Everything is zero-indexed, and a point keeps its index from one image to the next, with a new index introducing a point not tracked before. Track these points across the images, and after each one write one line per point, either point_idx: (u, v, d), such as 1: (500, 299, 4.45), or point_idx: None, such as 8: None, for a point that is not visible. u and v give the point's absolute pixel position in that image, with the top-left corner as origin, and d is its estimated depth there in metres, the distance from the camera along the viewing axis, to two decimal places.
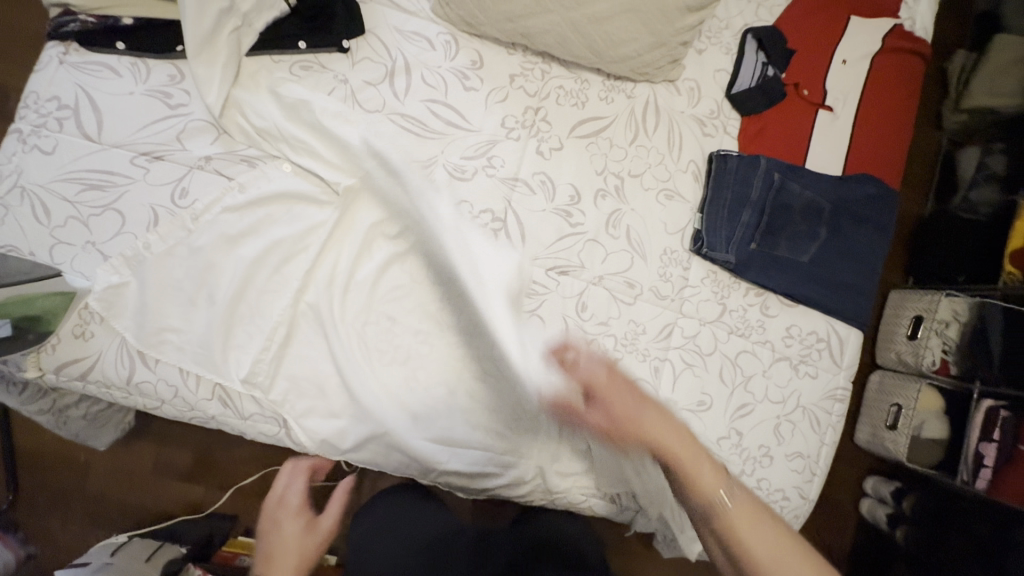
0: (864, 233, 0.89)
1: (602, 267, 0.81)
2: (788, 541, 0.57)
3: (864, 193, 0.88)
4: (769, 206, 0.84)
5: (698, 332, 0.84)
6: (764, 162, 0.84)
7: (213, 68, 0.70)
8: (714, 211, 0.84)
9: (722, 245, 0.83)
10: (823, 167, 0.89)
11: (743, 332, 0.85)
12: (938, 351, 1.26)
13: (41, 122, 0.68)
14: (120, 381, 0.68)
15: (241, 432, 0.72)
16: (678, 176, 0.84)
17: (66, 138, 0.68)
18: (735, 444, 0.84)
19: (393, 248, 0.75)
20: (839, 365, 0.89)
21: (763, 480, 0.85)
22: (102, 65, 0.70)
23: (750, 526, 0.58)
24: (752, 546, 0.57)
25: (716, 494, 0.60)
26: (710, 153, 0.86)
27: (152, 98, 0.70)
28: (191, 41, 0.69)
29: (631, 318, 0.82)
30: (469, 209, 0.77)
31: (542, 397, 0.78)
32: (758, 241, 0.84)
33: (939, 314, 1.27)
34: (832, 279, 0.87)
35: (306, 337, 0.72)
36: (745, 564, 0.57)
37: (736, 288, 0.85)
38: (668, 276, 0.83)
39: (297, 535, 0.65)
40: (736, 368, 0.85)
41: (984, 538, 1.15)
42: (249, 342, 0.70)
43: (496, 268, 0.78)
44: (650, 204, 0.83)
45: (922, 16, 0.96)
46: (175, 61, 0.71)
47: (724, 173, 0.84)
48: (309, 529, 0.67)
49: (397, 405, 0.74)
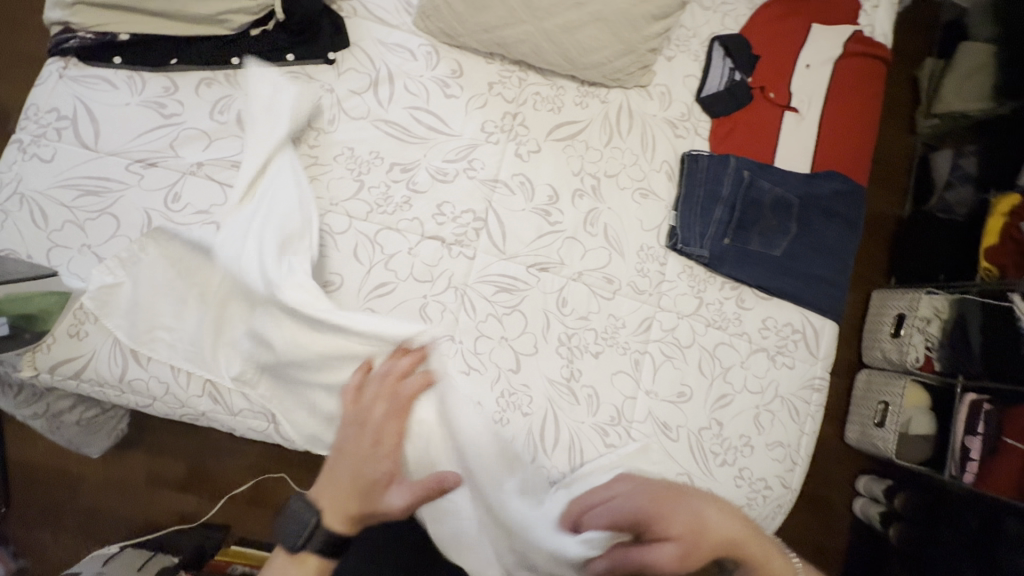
0: (834, 227, 0.92)
1: (581, 263, 0.84)
2: None
3: (832, 189, 0.92)
4: (739, 202, 0.87)
5: (676, 325, 0.87)
6: (733, 161, 0.88)
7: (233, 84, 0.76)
8: (687, 208, 0.87)
9: (696, 241, 0.86)
10: (791, 165, 0.92)
11: (720, 324, 0.88)
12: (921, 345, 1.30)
13: (40, 132, 0.71)
14: (112, 379, 0.70)
15: (231, 428, 0.74)
16: (652, 176, 0.88)
17: (65, 147, 0.71)
18: (716, 435, 0.86)
19: (378, 248, 0.78)
20: (816, 356, 0.91)
21: (745, 469, 0.86)
22: (100, 78, 0.74)
23: None
24: None
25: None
26: (682, 153, 0.89)
27: (147, 108, 0.74)
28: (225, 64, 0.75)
29: (611, 313, 0.85)
30: (451, 210, 0.81)
31: (524, 389, 0.80)
32: (730, 236, 0.87)
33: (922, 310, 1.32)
34: (805, 272, 0.90)
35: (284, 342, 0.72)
36: None
37: (712, 282, 0.88)
38: (645, 271, 0.86)
39: (377, 477, 0.65)
40: (714, 360, 0.87)
41: (974, 531, 1.16)
42: (232, 340, 0.72)
43: (478, 265, 0.81)
44: (626, 203, 0.87)
45: (881, 23, 1.01)
46: (170, 74, 0.75)
47: (695, 172, 0.88)
48: (390, 490, 0.66)
49: None
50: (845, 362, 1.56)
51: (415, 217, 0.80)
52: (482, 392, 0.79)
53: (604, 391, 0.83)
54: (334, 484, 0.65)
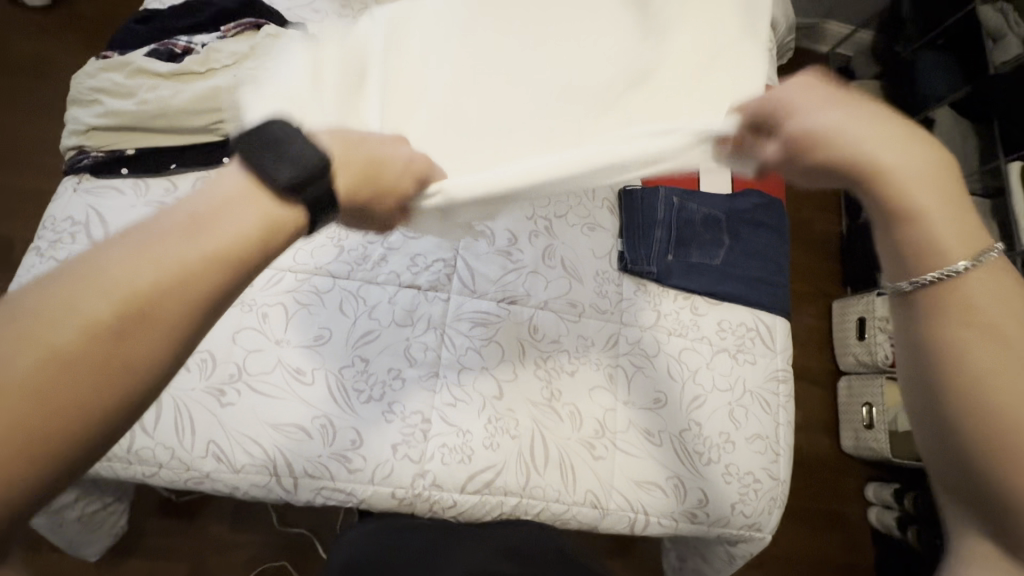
0: (762, 235, 1.06)
1: (546, 293, 0.93)
2: (907, 134, 0.46)
3: (752, 204, 1.06)
4: (675, 223, 1.01)
5: (641, 337, 0.94)
6: (662, 191, 1.02)
7: None
8: (631, 233, 1.00)
9: (644, 259, 0.98)
10: (713, 188, 1.07)
11: (680, 332, 0.96)
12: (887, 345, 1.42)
13: (57, 238, 0.82)
14: (121, 452, 0.74)
15: (235, 486, 0.77)
16: (596, 211, 1.01)
17: (78, 248, 0.81)
18: (698, 435, 0.90)
19: (362, 300, 0.87)
20: (773, 349, 0.99)
21: (731, 465, 0.90)
22: (109, 188, 0.86)
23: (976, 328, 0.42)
24: (843, 116, 0.47)
25: (884, 151, 0.45)
26: (619, 189, 1.03)
27: (152, 208, 0.86)
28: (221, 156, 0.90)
29: (579, 333, 0.92)
30: (423, 260, 0.91)
31: (511, 410, 0.85)
32: (673, 252, 1.00)
33: (877, 310, 1.45)
34: (745, 276, 1.02)
35: (250, 432, 0.78)
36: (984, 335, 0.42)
37: (666, 295, 0.98)
38: (604, 293, 0.96)
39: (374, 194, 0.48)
40: (681, 364, 0.94)
41: None
42: (217, 395, 0.78)
43: (453, 304, 0.89)
44: (578, 235, 0.98)
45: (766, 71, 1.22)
46: (169, 177, 0.89)
47: (632, 204, 1.02)
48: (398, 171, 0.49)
49: (380, 435, 0.81)
50: (825, 372, 1.61)
51: (389, 272, 0.89)
52: (471, 421, 0.84)
53: (584, 405, 0.88)
54: (355, 157, 0.47)
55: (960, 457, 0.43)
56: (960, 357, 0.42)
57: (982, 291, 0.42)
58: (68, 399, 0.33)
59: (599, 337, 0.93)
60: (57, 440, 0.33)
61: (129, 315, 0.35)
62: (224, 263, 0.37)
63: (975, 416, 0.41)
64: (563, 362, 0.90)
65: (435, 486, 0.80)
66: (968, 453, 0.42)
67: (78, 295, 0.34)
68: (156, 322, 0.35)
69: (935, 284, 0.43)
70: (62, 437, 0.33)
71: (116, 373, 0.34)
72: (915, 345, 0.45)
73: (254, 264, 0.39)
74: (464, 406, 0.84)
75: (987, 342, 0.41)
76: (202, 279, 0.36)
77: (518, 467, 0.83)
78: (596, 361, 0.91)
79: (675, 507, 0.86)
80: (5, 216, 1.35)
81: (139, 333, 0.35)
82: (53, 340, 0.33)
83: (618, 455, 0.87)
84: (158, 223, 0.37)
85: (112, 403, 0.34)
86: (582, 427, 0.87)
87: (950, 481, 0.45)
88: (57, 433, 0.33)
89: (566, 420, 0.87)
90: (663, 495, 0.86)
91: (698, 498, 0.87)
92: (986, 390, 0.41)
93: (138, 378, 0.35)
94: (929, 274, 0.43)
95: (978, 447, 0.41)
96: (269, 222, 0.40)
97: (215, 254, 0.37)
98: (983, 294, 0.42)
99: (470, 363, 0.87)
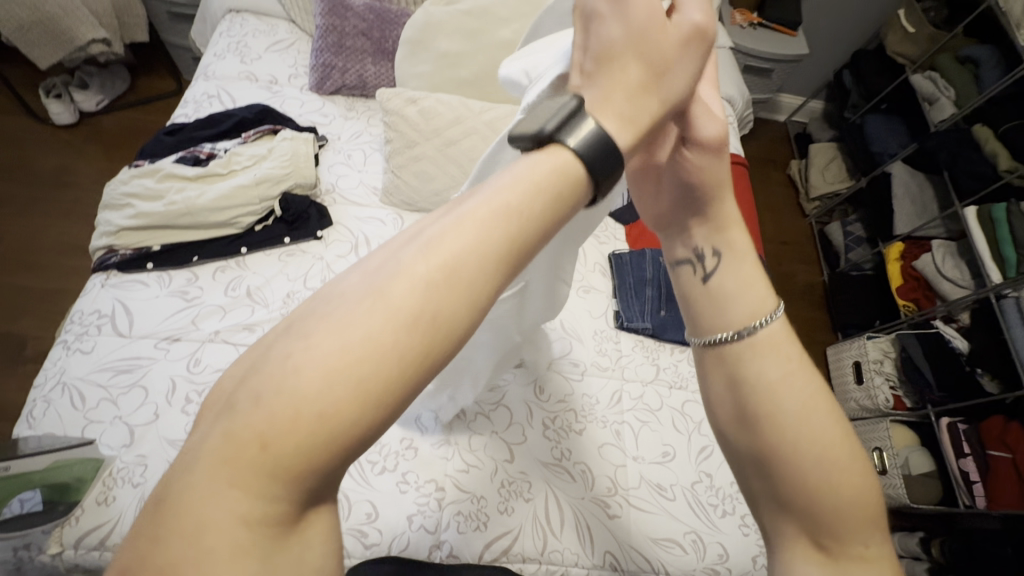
0: None
1: (550, 354, 0.99)
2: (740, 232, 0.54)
3: None
4: (663, 281, 1.10)
5: (643, 392, 0.98)
6: (648, 252, 1.13)
7: (268, 260, 0.97)
8: (624, 293, 1.08)
9: (639, 316, 1.05)
10: None
11: (680, 384, 1.00)
12: (888, 388, 1.49)
13: (84, 329, 0.87)
14: None
15: None
16: (591, 275, 1.11)
17: (103, 338, 0.86)
18: (710, 487, 0.91)
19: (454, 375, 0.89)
20: None
21: (746, 516, 0.89)
22: (135, 281, 0.93)
23: (811, 394, 0.47)
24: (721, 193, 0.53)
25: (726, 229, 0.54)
26: (610, 254, 1.15)
27: (173, 296, 0.91)
28: (242, 247, 0.97)
29: (584, 392, 0.96)
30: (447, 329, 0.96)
31: (525, 472, 0.87)
32: (665, 308, 1.07)
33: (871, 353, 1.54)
34: None
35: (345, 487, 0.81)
36: (805, 411, 0.46)
37: (663, 349, 1.04)
38: (604, 350, 1.02)
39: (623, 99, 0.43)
40: (686, 416, 0.97)
41: None
42: None
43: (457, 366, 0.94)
44: (574, 297, 1.07)
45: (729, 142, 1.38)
46: (191, 268, 0.95)
47: (622, 265, 1.12)
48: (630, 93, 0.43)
49: (398, 505, 0.81)
50: None
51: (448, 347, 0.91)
52: (480, 486, 0.84)
53: (595, 464, 0.89)
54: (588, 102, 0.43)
55: (779, 476, 0.46)
56: (771, 390, 0.47)
57: (779, 345, 0.49)
58: (387, 349, 0.29)
59: (601, 393, 0.97)
60: (381, 391, 0.29)
61: (441, 277, 0.31)
62: (531, 222, 0.34)
63: (774, 434, 0.46)
64: (564, 417, 0.93)
65: (453, 557, 0.79)
66: (783, 471, 0.46)
67: (403, 253, 0.32)
68: (465, 288, 0.32)
69: (733, 339, 0.49)
70: (391, 396, 0.29)
71: (434, 332, 0.30)
72: (739, 378, 0.49)
73: (542, 224, 0.35)
74: (477, 471, 0.86)
75: (796, 383, 0.48)
76: (495, 235, 0.33)
77: (532, 532, 0.82)
78: (595, 416, 0.94)
79: (698, 563, 0.84)
80: (19, 316, 1.39)
81: (445, 295, 0.31)
82: (383, 289, 0.30)
83: (630, 513, 0.86)
84: (461, 199, 0.36)
85: (424, 359, 0.30)
86: (591, 484, 0.87)
87: (764, 498, 0.48)
88: (382, 387, 0.29)
89: (572, 480, 0.87)
90: (683, 553, 0.84)
91: (717, 553, 0.85)
92: (782, 419, 0.46)
93: (446, 347, 0.31)
94: (746, 329, 0.49)
95: (773, 467, 0.46)
96: (558, 173, 0.37)
97: (507, 207, 0.34)
98: (776, 345, 0.49)
99: (479, 427, 0.90)
